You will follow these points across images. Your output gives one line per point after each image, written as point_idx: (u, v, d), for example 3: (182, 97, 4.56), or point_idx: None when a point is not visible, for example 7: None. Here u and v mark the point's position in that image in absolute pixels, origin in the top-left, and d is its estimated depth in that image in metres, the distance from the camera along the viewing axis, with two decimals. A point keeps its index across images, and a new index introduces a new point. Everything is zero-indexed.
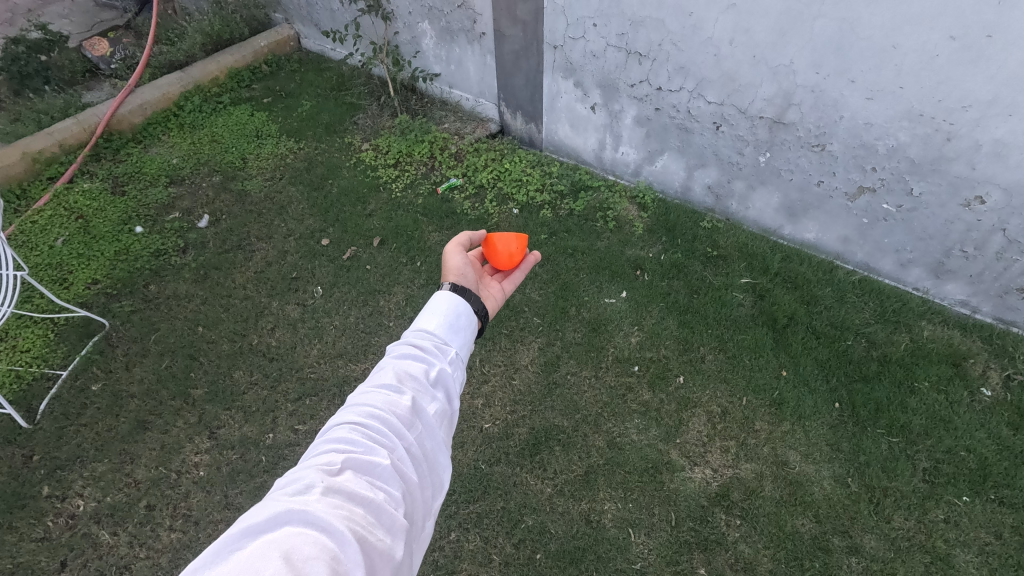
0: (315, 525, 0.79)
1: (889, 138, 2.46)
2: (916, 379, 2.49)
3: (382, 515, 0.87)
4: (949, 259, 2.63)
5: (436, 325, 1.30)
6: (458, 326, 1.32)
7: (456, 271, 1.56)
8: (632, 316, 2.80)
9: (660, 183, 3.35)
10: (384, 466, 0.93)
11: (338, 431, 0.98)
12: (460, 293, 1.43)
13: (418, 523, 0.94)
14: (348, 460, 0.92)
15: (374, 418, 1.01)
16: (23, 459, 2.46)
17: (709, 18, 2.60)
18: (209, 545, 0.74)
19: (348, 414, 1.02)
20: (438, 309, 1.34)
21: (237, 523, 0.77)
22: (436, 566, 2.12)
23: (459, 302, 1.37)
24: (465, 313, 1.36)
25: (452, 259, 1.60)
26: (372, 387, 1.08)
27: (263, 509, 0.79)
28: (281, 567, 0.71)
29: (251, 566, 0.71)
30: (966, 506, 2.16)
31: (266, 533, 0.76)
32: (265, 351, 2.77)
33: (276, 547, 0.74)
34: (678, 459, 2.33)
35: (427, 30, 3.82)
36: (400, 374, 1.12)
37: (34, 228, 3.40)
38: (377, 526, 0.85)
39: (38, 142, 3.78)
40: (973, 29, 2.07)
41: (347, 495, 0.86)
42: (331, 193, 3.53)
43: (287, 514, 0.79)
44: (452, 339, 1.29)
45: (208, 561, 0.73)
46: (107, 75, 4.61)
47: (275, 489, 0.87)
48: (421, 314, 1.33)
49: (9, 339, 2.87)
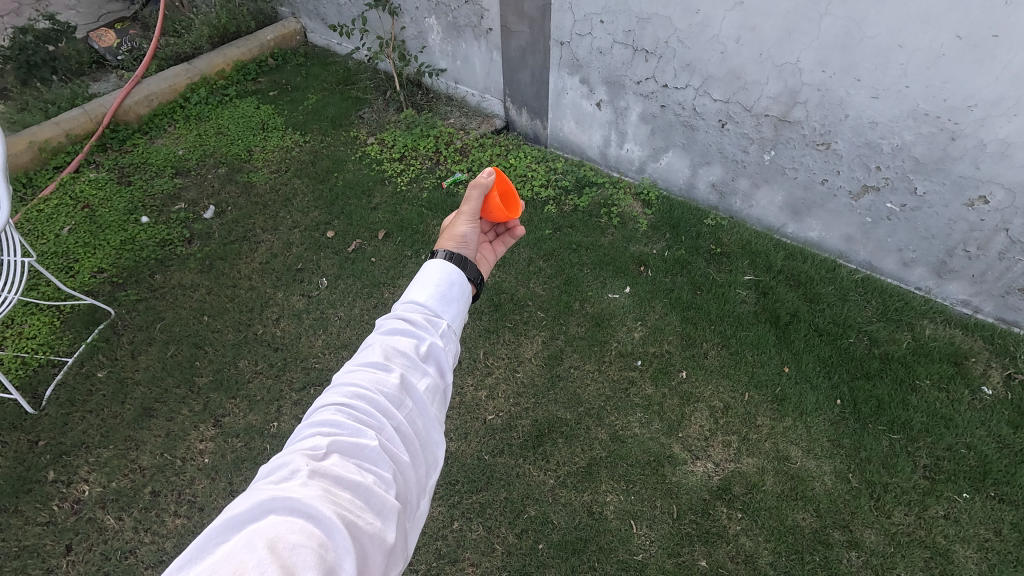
0: (301, 512, 0.79)
1: (894, 137, 2.47)
2: (917, 376, 2.50)
3: (372, 497, 0.87)
4: (952, 258, 2.64)
5: (427, 296, 1.27)
6: (450, 296, 1.30)
7: (457, 241, 1.53)
8: (635, 311, 2.81)
9: (665, 180, 3.36)
10: (371, 448, 0.94)
11: (323, 414, 0.98)
12: (459, 262, 1.43)
13: (411, 502, 0.95)
14: (334, 444, 0.92)
15: (360, 398, 1.01)
16: (29, 444, 2.47)
17: (716, 16, 2.61)
18: (194, 538, 0.74)
19: (334, 394, 1.02)
20: (429, 278, 1.30)
21: (219, 515, 0.77)
22: (438, 555, 2.14)
23: (451, 270, 1.34)
24: (459, 282, 1.33)
25: (459, 226, 1.56)
26: (359, 366, 1.08)
27: (246, 498, 0.79)
28: (267, 556, 0.72)
29: (235, 556, 0.71)
30: (966, 503, 2.17)
31: (252, 523, 0.76)
32: (271, 340, 2.79)
33: (260, 536, 0.74)
34: (680, 452, 2.35)
35: (433, 25, 3.84)
36: (388, 352, 1.12)
37: (41, 216, 3.42)
38: (367, 510, 0.85)
39: (45, 131, 3.79)
40: (979, 28, 2.09)
41: (333, 479, 0.86)
42: (337, 185, 3.54)
43: (271, 502, 0.79)
44: (444, 310, 1.27)
45: (192, 557, 0.73)
46: (113, 67, 4.64)
47: (260, 477, 0.87)
48: (411, 285, 1.30)
49: (15, 326, 2.89)
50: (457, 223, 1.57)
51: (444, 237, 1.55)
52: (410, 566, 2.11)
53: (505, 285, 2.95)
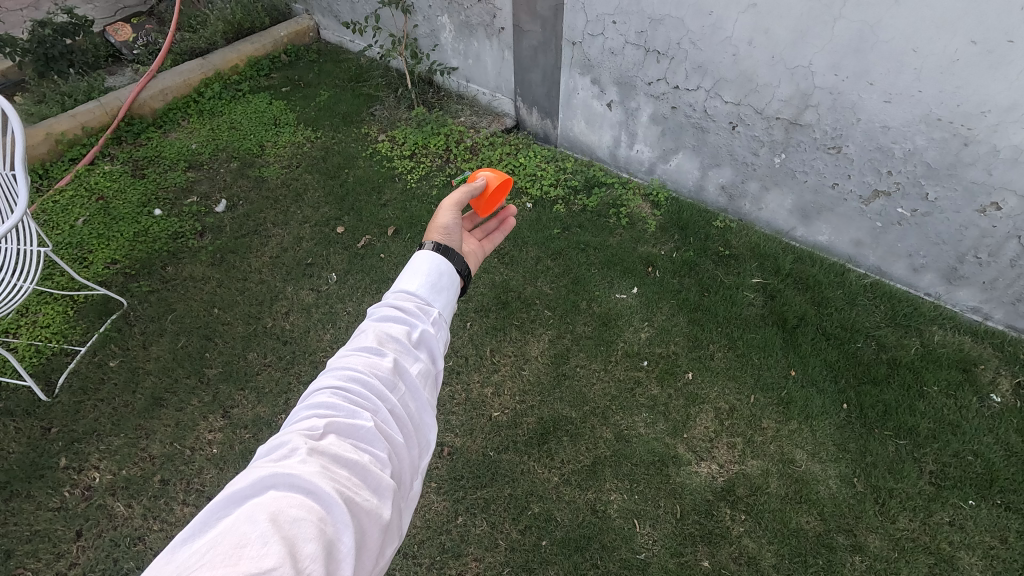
0: (301, 488, 0.80)
1: (906, 142, 2.47)
2: (925, 383, 2.49)
3: (368, 475, 0.89)
4: (963, 264, 2.62)
5: (418, 285, 1.28)
6: (440, 285, 1.30)
7: (441, 230, 1.49)
8: (642, 312, 2.82)
9: (674, 182, 3.36)
10: (367, 428, 0.95)
11: (319, 396, 0.99)
12: (444, 252, 1.40)
13: (405, 482, 0.97)
14: (331, 424, 0.93)
15: (356, 381, 1.02)
16: (42, 430, 2.51)
17: (729, 18, 2.61)
18: (197, 514, 0.76)
19: (328, 378, 1.03)
20: (419, 268, 1.31)
21: (221, 491, 0.78)
22: (443, 549, 2.16)
23: (439, 260, 1.34)
24: (448, 272, 1.34)
25: (441, 216, 1.54)
26: (353, 351, 1.09)
27: (247, 475, 0.81)
28: (269, 528, 0.73)
29: (238, 528, 0.73)
30: (972, 510, 2.16)
31: (253, 499, 0.78)
32: (279, 333, 2.82)
33: (262, 509, 0.76)
34: (685, 453, 2.35)
35: (446, 23, 3.85)
36: (381, 338, 1.13)
37: (56, 207, 3.46)
38: (363, 487, 0.87)
39: (61, 123, 3.85)
40: (994, 34, 2.08)
41: (331, 457, 0.88)
42: (347, 181, 3.56)
43: (272, 479, 0.80)
44: (435, 299, 1.28)
45: (196, 531, 0.74)
46: (129, 61, 4.70)
47: (260, 455, 0.89)
48: (402, 274, 1.31)
49: (30, 314, 2.93)
50: (440, 214, 1.53)
51: (428, 229, 1.51)
52: (413, 559, 2.13)
53: (512, 283, 2.97)
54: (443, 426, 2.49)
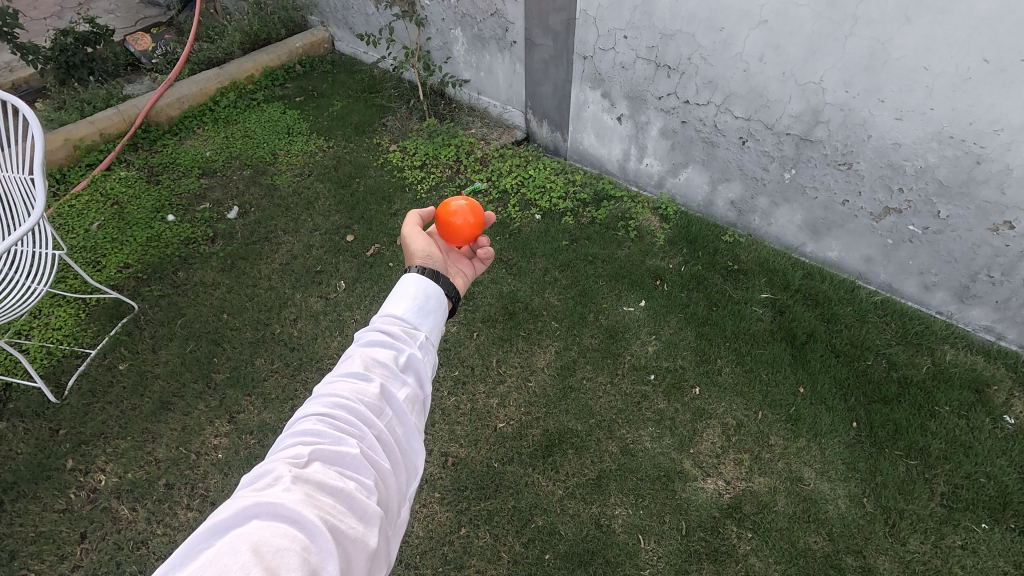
0: (285, 517, 0.80)
1: (918, 159, 2.46)
2: (936, 403, 2.46)
3: (354, 503, 0.89)
4: (975, 283, 2.60)
5: (405, 308, 1.28)
6: (426, 308, 1.31)
7: (422, 254, 1.52)
8: (650, 325, 2.81)
9: (683, 196, 3.36)
10: (353, 455, 0.95)
11: (304, 424, 0.99)
12: (433, 277, 1.42)
13: (392, 509, 0.97)
14: (316, 451, 0.93)
15: (341, 408, 1.02)
16: (50, 432, 2.53)
17: (740, 34, 2.63)
18: (179, 545, 0.76)
19: (314, 405, 1.03)
20: (406, 291, 1.32)
21: (204, 522, 0.78)
22: (445, 560, 2.15)
23: (427, 283, 1.36)
24: (435, 295, 1.35)
25: (417, 242, 1.56)
26: (338, 377, 1.09)
27: (230, 504, 0.81)
28: (251, 559, 0.73)
29: (220, 559, 0.73)
30: (985, 533, 2.12)
31: (235, 529, 0.78)
32: (288, 340, 2.83)
33: (245, 539, 0.76)
34: (691, 469, 2.33)
35: (458, 36, 3.91)
36: (368, 363, 1.13)
37: (72, 211, 3.52)
38: (349, 515, 0.87)
39: (79, 129, 3.92)
40: (1006, 54, 2.08)
41: (317, 484, 0.88)
42: (357, 191, 3.59)
43: (255, 508, 0.80)
44: (422, 322, 1.29)
45: (177, 563, 0.74)
46: (148, 70, 4.80)
47: (244, 483, 0.89)
48: (389, 297, 1.31)
49: (42, 316, 2.97)
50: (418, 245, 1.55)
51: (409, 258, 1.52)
52: (415, 570, 2.12)
53: (520, 294, 2.97)
54: (448, 435, 2.49)
